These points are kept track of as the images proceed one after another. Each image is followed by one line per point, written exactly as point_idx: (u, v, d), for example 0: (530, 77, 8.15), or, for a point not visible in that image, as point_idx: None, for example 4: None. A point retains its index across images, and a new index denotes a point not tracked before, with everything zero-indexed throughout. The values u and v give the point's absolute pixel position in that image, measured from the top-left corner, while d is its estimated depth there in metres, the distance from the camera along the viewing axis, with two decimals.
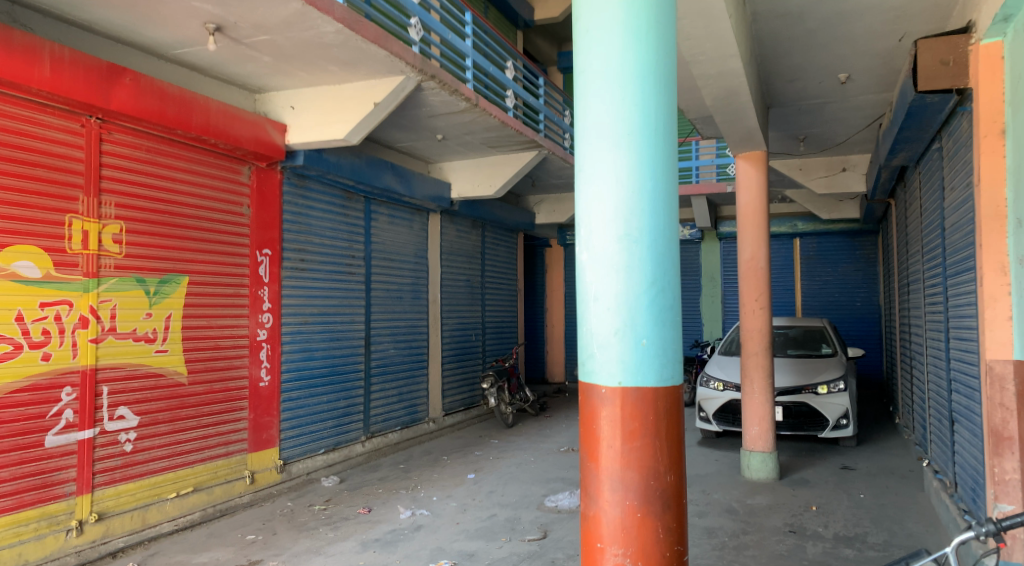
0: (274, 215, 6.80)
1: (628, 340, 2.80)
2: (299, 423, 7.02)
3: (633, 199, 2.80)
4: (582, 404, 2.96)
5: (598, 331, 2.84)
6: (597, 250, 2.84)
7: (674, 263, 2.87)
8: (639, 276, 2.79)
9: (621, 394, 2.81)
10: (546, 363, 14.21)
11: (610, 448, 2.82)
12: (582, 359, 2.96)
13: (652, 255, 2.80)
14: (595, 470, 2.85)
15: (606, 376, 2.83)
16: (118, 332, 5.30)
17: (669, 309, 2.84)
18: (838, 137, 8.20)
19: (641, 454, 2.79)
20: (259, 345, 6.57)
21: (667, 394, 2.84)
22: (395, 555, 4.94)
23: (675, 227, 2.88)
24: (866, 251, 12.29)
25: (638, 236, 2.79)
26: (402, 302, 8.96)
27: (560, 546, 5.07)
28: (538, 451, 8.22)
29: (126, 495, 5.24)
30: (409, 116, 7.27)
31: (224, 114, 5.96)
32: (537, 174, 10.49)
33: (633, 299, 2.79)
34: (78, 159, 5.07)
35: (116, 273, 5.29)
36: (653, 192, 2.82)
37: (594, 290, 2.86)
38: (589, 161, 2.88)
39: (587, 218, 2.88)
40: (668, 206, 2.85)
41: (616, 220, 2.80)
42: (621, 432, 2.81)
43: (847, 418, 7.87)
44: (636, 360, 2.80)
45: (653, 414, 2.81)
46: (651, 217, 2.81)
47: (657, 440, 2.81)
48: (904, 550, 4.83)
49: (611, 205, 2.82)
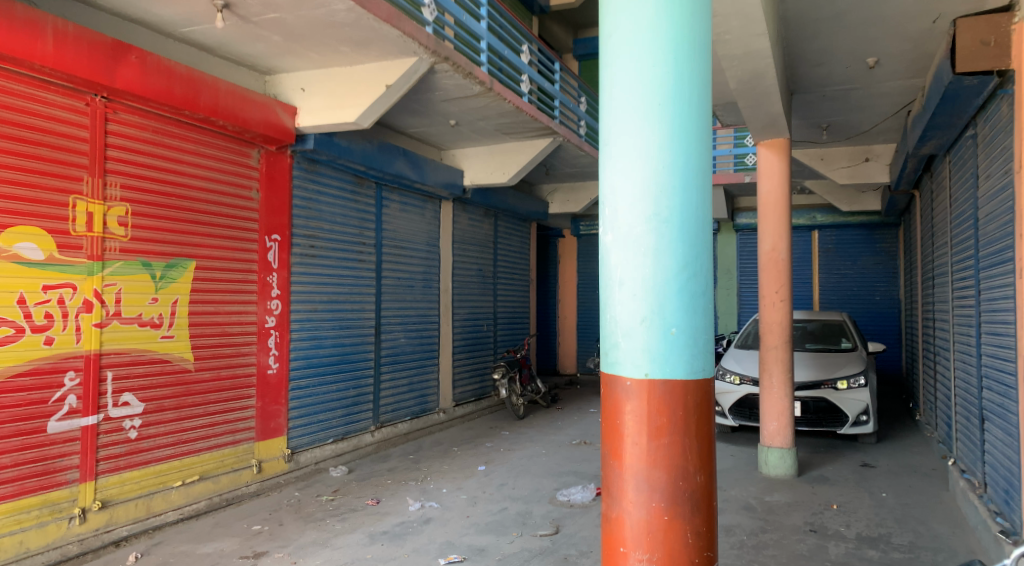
0: (283, 200, 6.66)
1: (656, 329, 2.66)
2: (308, 412, 6.92)
3: (663, 177, 2.66)
4: (604, 397, 2.82)
5: (623, 320, 2.71)
6: (623, 232, 2.70)
7: (706, 247, 2.73)
8: (670, 260, 2.65)
9: (647, 387, 2.67)
10: (558, 355, 14.06)
11: (634, 446, 2.68)
12: (606, 349, 2.82)
13: (682, 238, 2.66)
14: (618, 468, 2.72)
15: (631, 369, 2.70)
16: (123, 317, 5.20)
17: (701, 298, 2.70)
18: (862, 126, 7.95)
19: (668, 452, 2.65)
20: (267, 332, 6.45)
21: (697, 388, 2.70)
22: (403, 549, 4.81)
23: (708, 209, 2.74)
24: (886, 244, 12.04)
25: (668, 218, 2.66)
26: (412, 290, 8.82)
27: (573, 542, 4.93)
28: (549, 444, 8.08)
29: (130, 483, 5.14)
30: (421, 100, 7.12)
31: (233, 95, 5.84)
32: (551, 162, 10.30)
33: (663, 285, 2.65)
34: (82, 139, 4.95)
35: (121, 257, 5.18)
36: (684, 168, 2.67)
37: (619, 276, 2.73)
38: (615, 135, 2.74)
39: (612, 197, 2.74)
40: (701, 186, 2.71)
41: (644, 199, 2.66)
42: (647, 428, 2.67)
43: (867, 414, 7.65)
44: (664, 352, 2.66)
45: (683, 409, 2.66)
46: (683, 197, 2.66)
47: (688, 438, 2.66)
48: (931, 552, 4.64)
49: (638, 183, 2.67)
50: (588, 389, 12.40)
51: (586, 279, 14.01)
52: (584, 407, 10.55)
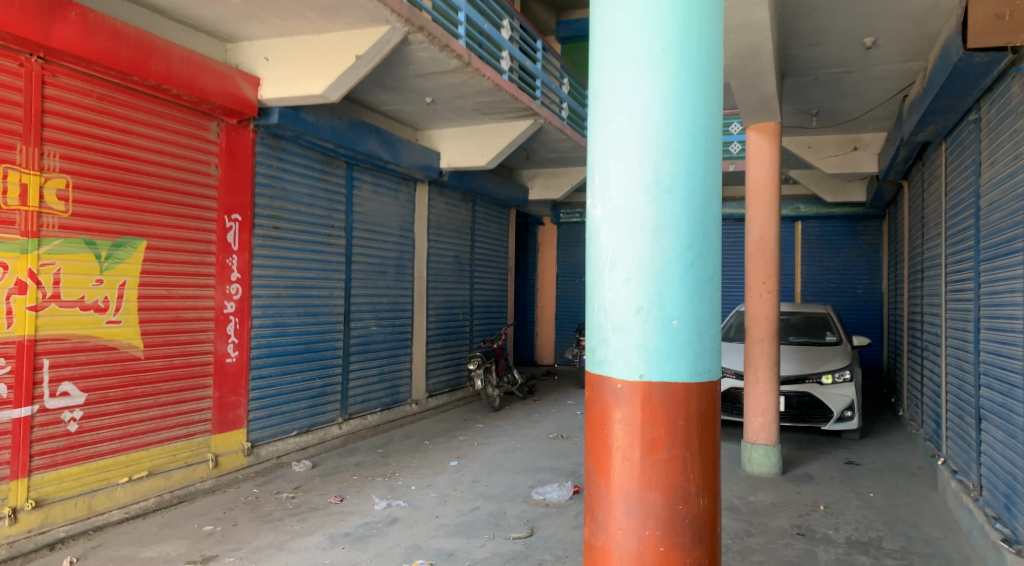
0: (245, 177, 6.23)
1: (656, 320, 2.52)
2: (270, 404, 6.54)
3: (666, 138, 2.51)
4: (591, 403, 2.68)
5: (617, 309, 2.56)
6: (618, 202, 2.55)
7: (712, 224, 2.59)
8: (670, 236, 2.51)
9: (642, 394, 2.53)
10: (535, 346, 13.78)
11: (625, 462, 2.55)
12: (594, 344, 2.68)
13: (683, 211, 2.52)
14: (607, 487, 2.59)
15: (623, 366, 2.55)
16: (62, 300, 4.77)
17: (704, 279, 2.56)
18: (853, 112, 7.70)
19: (664, 471, 2.51)
20: (225, 318, 6.03)
21: (702, 393, 2.56)
22: (365, 553, 4.46)
23: (714, 179, 2.60)
24: (870, 236, 11.88)
25: (670, 187, 2.51)
26: (385, 276, 8.43)
27: (548, 546, 4.62)
28: (525, 438, 7.78)
29: (68, 480, 4.73)
30: (395, 74, 6.72)
31: (189, 62, 5.39)
32: (531, 146, 9.94)
33: (661, 263, 2.51)
34: (18, 103, 4.52)
35: (61, 235, 4.76)
36: (690, 132, 2.53)
37: (610, 256, 2.58)
38: (613, 93, 2.57)
39: (607, 165, 2.59)
40: (707, 150, 2.56)
41: (645, 166, 2.51)
42: (641, 443, 2.52)
43: (852, 410, 7.45)
44: (663, 343, 2.52)
45: (684, 418, 2.53)
46: (686, 163, 2.52)
47: (689, 453, 2.53)
48: (925, 559, 4.41)
49: (638, 149, 2.52)
50: (565, 380, 12.11)
51: (565, 268, 13.71)
52: (561, 399, 10.27)
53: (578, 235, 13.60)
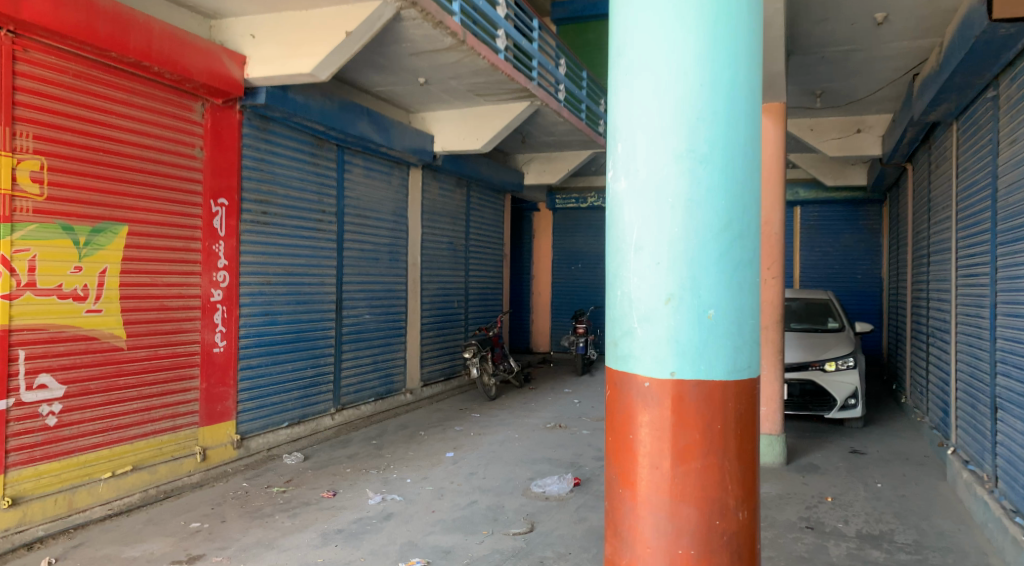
0: (231, 160, 5.98)
1: (694, 307, 2.62)
2: (260, 395, 6.33)
3: (700, 104, 2.62)
4: (616, 405, 2.81)
5: (649, 292, 2.67)
6: (648, 176, 2.66)
7: (749, 203, 2.71)
8: (705, 212, 2.62)
9: (679, 398, 2.64)
10: (531, 333, 13.61)
11: (661, 473, 2.65)
12: (618, 338, 2.80)
13: (717, 184, 2.63)
14: (637, 494, 2.70)
15: (651, 359, 2.68)
16: (38, 288, 4.54)
17: (741, 258, 2.67)
18: (858, 93, 7.51)
19: (697, 483, 2.63)
20: (212, 307, 5.80)
21: (745, 396, 2.69)
22: (359, 551, 4.28)
23: (750, 154, 2.71)
24: (869, 221, 11.72)
25: (705, 159, 2.62)
26: (378, 263, 8.21)
27: (550, 542, 4.45)
28: (522, 427, 7.61)
29: (48, 476, 4.53)
30: (387, 52, 6.46)
31: (170, 38, 5.13)
32: (527, 129, 9.70)
33: (695, 242, 2.62)
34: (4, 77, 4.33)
35: (35, 219, 4.52)
36: (726, 113, 2.64)
37: (637, 237, 2.70)
38: (645, 75, 2.68)
39: (639, 146, 2.69)
40: (743, 119, 2.68)
41: (679, 147, 2.62)
42: (676, 453, 2.64)
43: (855, 398, 7.29)
44: (697, 327, 2.63)
45: (722, 423, 2.64)
46: (721, 132, 2.63)
47: (726, 460, 2.65)
48: (939, 553, 4.26)
49: (674, 129, 2.63)
50: (562, 368, 11.95)
51: (562, 254, 13.50)
52: (558, 387, 10.11)
53: (574, 221, 13.38)
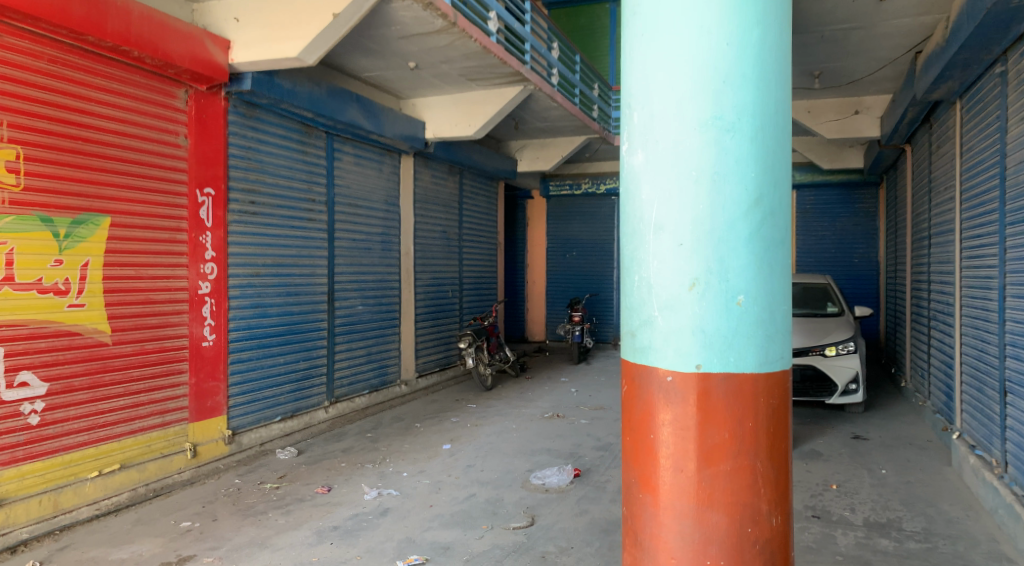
0: (218, 147, 5.79)
1: (724, 293, 2.76)
2: (251, 389, 6.18)
3: (726, 69, 2.75)
4: (634, 405, 2.97)
5: (671, 270, 2.82)
6: (671, 148, 2.81)
7: (780, 177, 2.85)
8: (733, 186, 2.76)
9: (705, 396, 2.78)
10: (526, 322, 13.49)
11: (690, 476, 2.79)
12: (637, 328, 2.95)
13: (744, 155, 2.76)
14: (663, 499, 2.85)
15: (672, 353, 2.82)
16: (16, 282, 4.37)
17: (771, 235, 2.81)
18: (857, 73, 7.37)
19: (725, 485, 2.77)
20: (201, 300, 5.63)
21: (776, 390, 2.83)
22: (354, 549, 4.16)
23: (781, 120, 2.84)
24: (865, 204, 11.61)
25: (732, 128, 2.75)
26: (370, 253, 8.04)
27: (551, 536, 4.34)
28: (519, 417, 7.50)
29: (31, 477, 4.39)
30: (376, 35, 6.28)
31: (150, 21, 4.94)
32: (520, 115, 9.53)
33: (723, 219, 2.75)
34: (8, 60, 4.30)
35: (12, 211, 4.34)
36: (756, 88, 2.77)
37: (658, 220, 2.85)
38: (671, 51, 2.81)
39: (662, 123, 2.83)
40: (772, 82, 2.81)
41: (706, 121, 2.76)
42: (704, 456, 2.78)
43: (856, 383, 7.20)
44: (723, 305, 2.77)
45: (752, 422, 2.78)
46: (748, 97, 2.76)
47: (758, 461, 2.79)
48: (949, 541, 4.18)
49: (699, 103, 2.77)
50: (558, 357, 11.84)
51: (556, 242, 13.36)
52: (555, 376, 9.99)
53: (568, 208, 13.22)
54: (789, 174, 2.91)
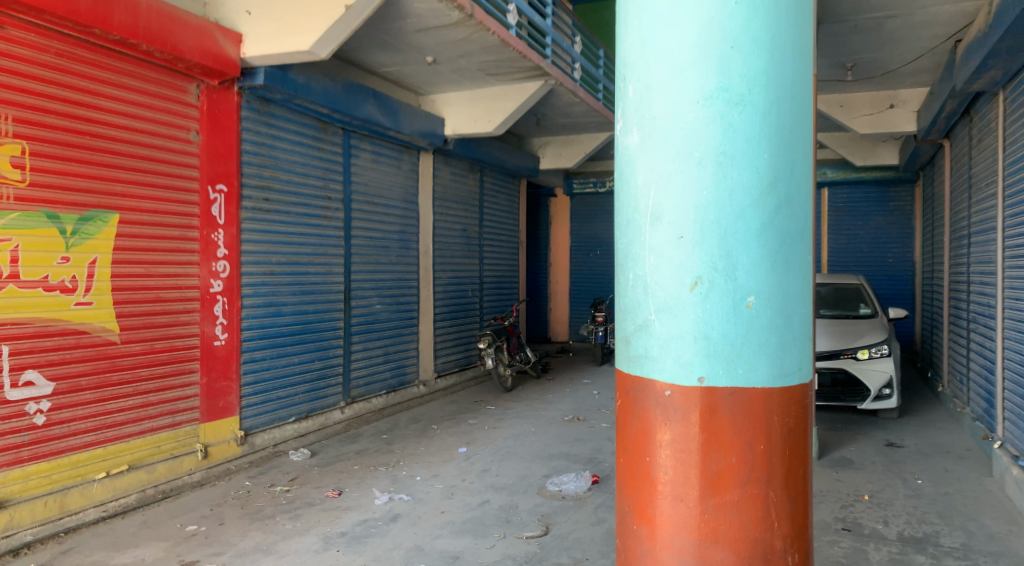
0: (230, 143, 5.70)
1: (735, 291, 2.56)
2: (265, 389, 6.09)
3: (735, 32, 2.55)
4: (629, 424, 2.80)
5: (673, 267, 2.62)
6: (672, 125, 2.61)
7: (799, 160, 2.64)
8: (744, 169, 2.55)
9: (711, 412, 2.58)
10: (549, 322, 13.30)
11: (691, 508, 2.61)
12: (636, 334, 2.77)
13: (755, 132, 2.55)
14: (660, 530, 2.67)
15: (673, 363, 2.63)
16: (22, 280, 4.31)
17: (787, 226, 2.61)
18: (892, 64, 7.05)
19: (731, 518, 2.57)
20: (212, 298, 5.54)
21: (793, 402, 2.64)
22: (361, 557, 4.02)
23: (798, 95, 2.64)
24: (901, 202, 11.21)
25: (742, 101, 2.55)
26: (388, 252, 7.92)
27: (565, 547, 4.15)
28: (538, 420, 7.31)
29: (36, 478, 4.32)
30: (392, 29, 6.15)
31: (159, 14, 4.85)
32: (542, 110, 9.34)
33: (732, 209, 2.55)
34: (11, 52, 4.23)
35: (17, 208, 4.28)
36: (769, 54, 2.56)
37: (657, 211, 2.66)
38: (671, 15, 2.62)
39: (664, 99, 2.63)
40: (788, 48, 2.60)
41: (711, 94, 2.55)
42: (707, 485, 2.59)
43: (891, 387, 6.88)
44: (733, 300, 2.56)
45: (765, 444, 2.58)
46: (759, 64, 2.55)
47: (770, 490, 2.59)
48: (990, 558, 3.90)
49: (703, 72, 2.56)
50: (581, 358, 11.63)
51: (580, 241, 13.15)
52: (577, 378, 9.78)
53: (592, 207, 13.01)
54: (808, 159, 2.70)
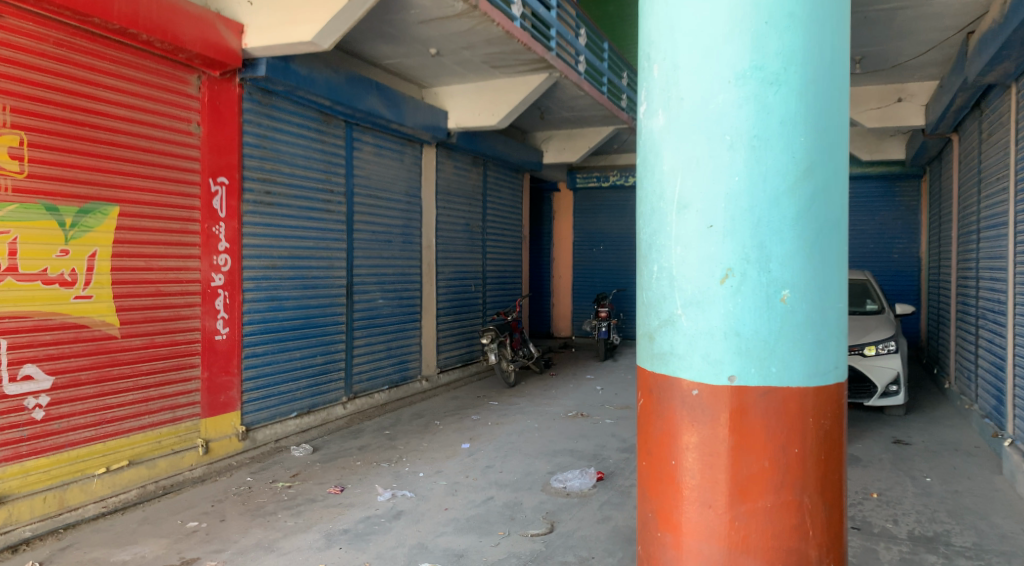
0: (231, 136, 5.63)
1: (767, 280, 2.49)
2: (266, 384, 6.03)
3: (770, 7, 2.47)
4: (652, 427, 2.75)
5: (700, 258, 2.56)
6: (701, 107, 2.55)
7: (836, 146, 2.57)
8: (778, 153, 2.48)
9: (741, 414, 2.51)
10: (551, 317, 13.24)
11: (720, 515, 2.54)
12: (659, 328, 2.71)
13: (791, 113, 2.48)
14: (686, 537, 2.62)
15: (700, 361, 2.57)
16: (20, 273, 4.25)
17: (824, 214, 2.54)
18: (901, 57, 6.96)
19: (762, 525, 2.51)
20: (213, 292, 5.49)
21: (829, 400, 2.57)
22: (364, 555, 3.96)
23: (836, 74, 2.57)
24: (907, 197, 11.12)
25: (777, 80, 2.47)
26: (390, 246, 7.85)
27: (571, 545, 4.09)
28: (541, 416, 7.25)
29: (35, 473, 4.27)
30: (395, 19, 6.06)
31: (159, 4, 4.78)
32: (545, 104, 9.25)
33: (765, 195, 2.48)
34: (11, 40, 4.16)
35: (15, 199, 4.22)
36: (805, 30, 2.49)
37: (684, 199, 2.60)
38: None
39: (692, 80, 2.56)
40: (825, 23, 2.53)
41: (744, 74, 2.49)
42: (737, 491, 2.52)
43: (898, 384, 6.81)
44: (765, 289, 2.50)
45: (799, 448, 2.51)
46: (795, 41, 2.48)
47: (805, 497, 2.53)
48: (1003, 558, 3.84)
49: (735, 50, 2.50)
50: (584, 353, 11.57)
51: (583, 235, 13.07)
52: (580, 373, 9.72)
53: (595, 201, 12.92)
54: (846, 144, 2.63)
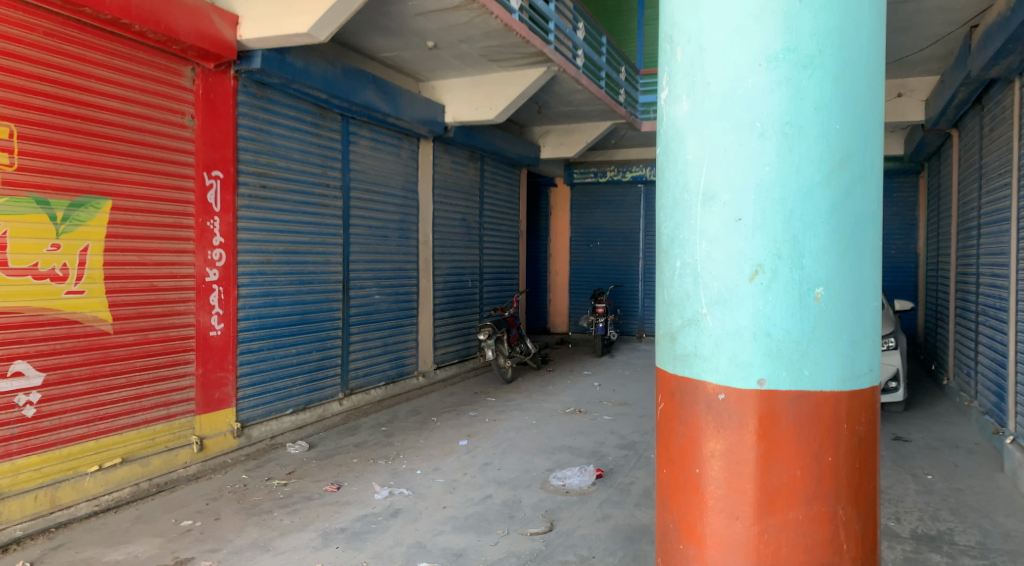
0: (226, 130, 5.55)
1: (799, 272, 2.44)
2: (261, 381, 5.96)
3: None
4: (674, 433, 2.69)
5: (729, 251, 2.50)
6: (730, 92, 2.49)
7: (871, 135, 2.52)
8: (812, 141, 2.42)
9: (771, 420, 2.46)
10: (548, 313, 13.19)
11: (748, 526, 2.48)
12: (684, 322, 2.65)
13: (826, 98, 2.43)
14: (711, 549, 2.56)
15: (728, 362, 2.51)
16: (9, 267, 4.16)
17: (858, 207, 2.49)
18: (902, 51, 6.91)
19: (794, 537, 2.45)
20: (208, 287, 5.41)
21: (863, 402, 2.52)
22: (361, 554, 3.90)
23: (871, 58, 2.51)
24: (905, 193, 11.09)
25: (811, 63, 2.42)
26: (386, 241, 7.78)
27: (571, 544, 4.04)
28: (539, 412, 7.20)
29: (26, 472, 4.19)
30: (392, 11, 5.98)
31: None
32: (543, 98, 9.18)
33: (798, 185, 2.42)
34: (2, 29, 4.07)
35: (6, 193, 4.13)
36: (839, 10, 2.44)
37: (711, 189, 2.54)
38: None
39: (722, 64, 2.50)
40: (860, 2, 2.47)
41: (776, 57, 2.42)
42: (767, 501, 2.47)
43: (897, 380, 6.79)
44: (796, 282, 2.44)
45: (833, 457, 2.45)
46: (829, 21, 2.43)
47: (838, 508, 2.47)
48: (1008, 557, 3.80)
49: (766, 31, 2.43)
50: (580, 349, 11.52)
51: (580, 231, 13.02)
52: (577, 369, 9.67)
53: (592, 197, 12.86)
54: (881, 135, 2.58)
